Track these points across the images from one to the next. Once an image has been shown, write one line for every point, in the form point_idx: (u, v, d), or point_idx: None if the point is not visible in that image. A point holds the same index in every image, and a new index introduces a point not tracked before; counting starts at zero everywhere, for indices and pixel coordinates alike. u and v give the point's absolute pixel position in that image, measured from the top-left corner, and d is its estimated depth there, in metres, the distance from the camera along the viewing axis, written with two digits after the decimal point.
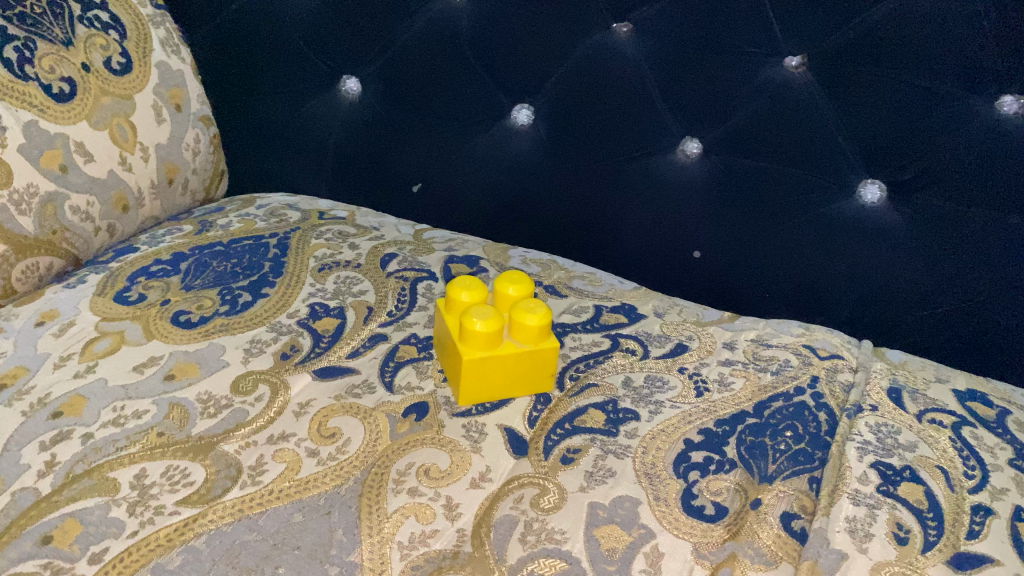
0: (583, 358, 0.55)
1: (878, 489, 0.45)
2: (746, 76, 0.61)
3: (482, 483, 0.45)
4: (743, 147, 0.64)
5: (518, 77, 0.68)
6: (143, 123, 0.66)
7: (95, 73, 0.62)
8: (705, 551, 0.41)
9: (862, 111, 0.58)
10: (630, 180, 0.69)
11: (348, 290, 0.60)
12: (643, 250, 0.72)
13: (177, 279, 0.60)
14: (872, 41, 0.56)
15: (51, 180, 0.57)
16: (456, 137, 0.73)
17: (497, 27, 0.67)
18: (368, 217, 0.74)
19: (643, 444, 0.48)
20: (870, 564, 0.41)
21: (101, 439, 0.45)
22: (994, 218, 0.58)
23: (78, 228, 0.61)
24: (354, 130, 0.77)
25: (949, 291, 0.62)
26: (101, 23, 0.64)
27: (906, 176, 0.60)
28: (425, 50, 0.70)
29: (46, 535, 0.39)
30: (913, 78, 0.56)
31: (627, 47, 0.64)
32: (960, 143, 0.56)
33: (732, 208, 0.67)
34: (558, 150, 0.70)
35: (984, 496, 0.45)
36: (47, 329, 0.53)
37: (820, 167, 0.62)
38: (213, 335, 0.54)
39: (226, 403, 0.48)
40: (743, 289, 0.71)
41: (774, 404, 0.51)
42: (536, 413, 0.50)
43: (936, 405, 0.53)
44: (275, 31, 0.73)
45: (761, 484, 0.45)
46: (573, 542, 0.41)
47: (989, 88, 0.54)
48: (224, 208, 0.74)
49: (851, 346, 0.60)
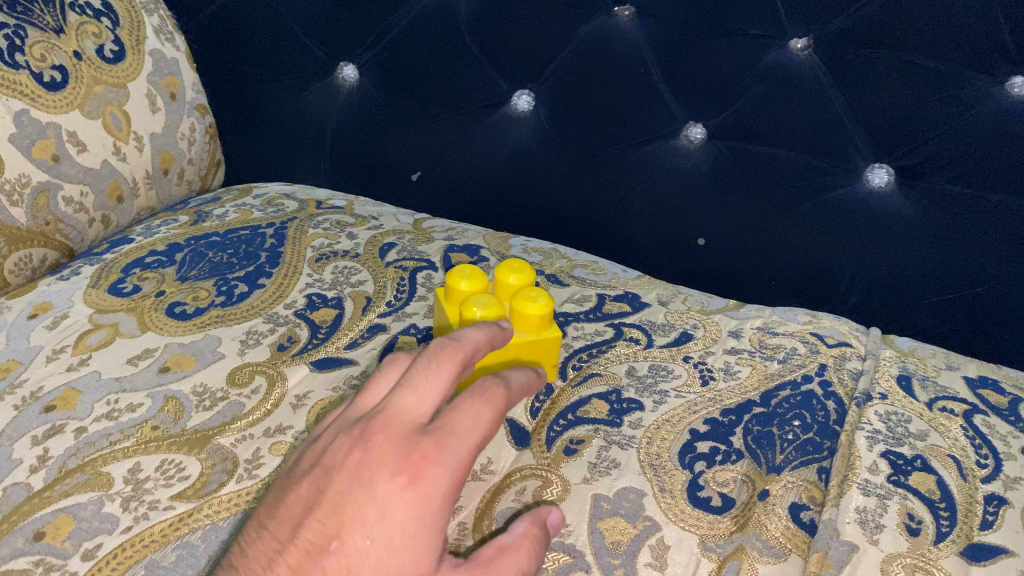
0: (586, 348, 0.54)
1: (889, 480, 0.44)
2: (750, 60, 0.60)
3: (483, 475, 0.44)
4: (746, 133, 0.63)
5: (518, 64, 0.67)
6: (137, 112, 0.65)
7: (87, 61, 0.61)
8: (712, 543, 0.40)
9: (869, 94, 0.57)
10: (632, 167, 0.68)
11: (346, 281, 0.59)
12: (647, 238, 0.71)
13: (173, 270, 0.59)
14: (878, 24, 0.55)
15: (43, 170, 0.56)
16: (456, 125, 0.72)
17: (496, 11, 0.65)
18: (367, 207, 0.73)
19: (648, 434, 0.46)
20: (881, 555, 0.40)
21: (94, 433, 0.44)
22: (1004, 203, 0.57)
23: (71, 219, 0.60)
24: (352, 118, 0.76)
25: (959, 277, 0.61)
26: (93, 10, 0.63)
27: (913, 161, 0.59)
28: (424, 36, 0.69)
29: (38, 531, 0.38)
30: (920, 60, 0.55)
31: (629, 31, 0.62)
32: (970, 125, 0.55)
33: (735, 194, 0.66)
34: (559, 137, 0.69)
35: (998, 485, 0.44)
36: (40, 322, 0.52)
37: (825, 151, 0.61)
38: (209, 327, 0.53)
39: (222, 396, 0.47)
40: (747, 277, 0.69)
41: (782, 393, 0.50)
42: (538, 404, 0.49)
43: (947, 393, 0.52)
44: (271, 18, 0.72)
45: (770, 475, 0.44)
46: (577, 535, 0.40)
47: (999, 69, 0.53)
48: (220, 198, 0.73)
49: (859, 334, 0.59)
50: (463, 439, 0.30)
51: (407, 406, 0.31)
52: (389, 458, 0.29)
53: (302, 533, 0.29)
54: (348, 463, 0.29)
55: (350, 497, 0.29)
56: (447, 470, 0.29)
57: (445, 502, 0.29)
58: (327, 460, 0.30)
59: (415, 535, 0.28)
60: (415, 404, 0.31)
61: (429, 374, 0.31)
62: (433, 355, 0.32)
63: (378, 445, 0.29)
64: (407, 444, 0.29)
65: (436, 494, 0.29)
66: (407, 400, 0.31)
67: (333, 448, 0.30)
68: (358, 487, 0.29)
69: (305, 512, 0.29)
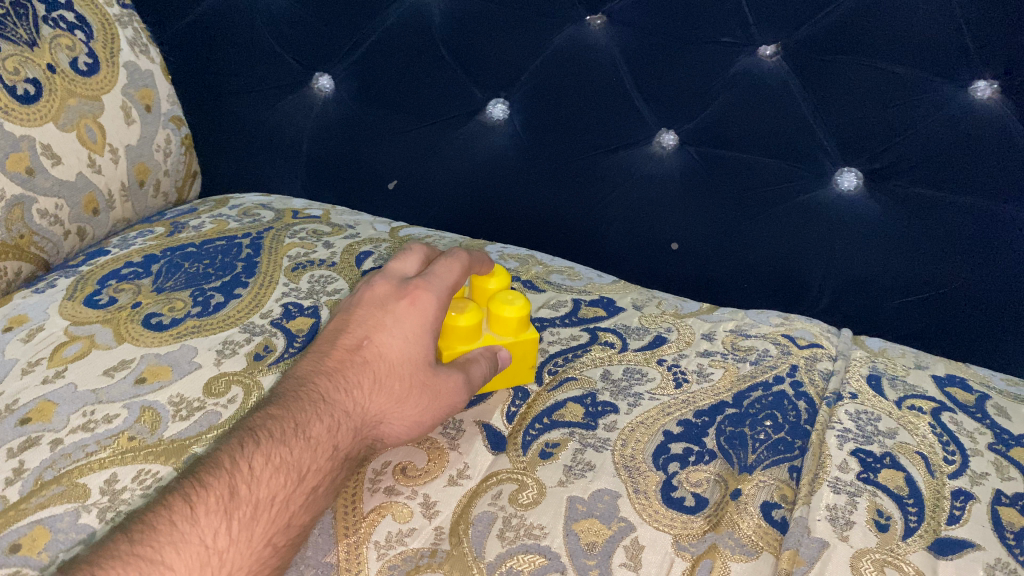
0: (562, 353, 0.55)
1: (859, 477, 0.45)
2: (721, 68, 0.61)
3: (460, 480, 0.44)
4: (718, 139, 0.64)
5: (492, 74, 0.68)
6: (112, 124, 0.65)
7: (61, 74, 0.61)
8: (685, 542, 0.41)
9: (838, 101, 0.58)
10: (607, 174, 0.69)
11: (323, 289, 0.60)
12: (620, 242, 0.72)
13: (149, 281, 0.59)
14: (845, 31, 0.56)
15: (17, 183, 0.56)
16: (431, 134, 0.73)
17: (470, 20, 0.66)
18: (343, 216, 0.73)
19: (623, 436, 0.47)
20: (851, 552, 0.40)
21: (70, 445, 0.44)
22: (970, 205, 0.58)
23: (47, 232, 0.60)
24: (328, 128, 0.76)
25: (928, 278, 0.62)
26: (66, 23, 0.63)
27: (879, 165, 0.60)
28: (398, 46, 0.69)
29: (14, 543, 0.39)
30: (886, 66, 0.56)
31: (601, 39, 0.63)
32: (936, 128, 0.56)
33: (708, 198, 0.66)
34: (534, 144, 0.70)
35: (964, 480, 0.45)
36: (15, 335, 0.52)
37: (795, 157, 0.62)
38: (185, 337, 0.53)
39: (199, 405, 0.47)
40: (722, 281, 0.70)
41: (754, 393, 0.51)
42: (514, 409, 0.49)
43: (916, 391, 0.53)
44: (246, 30, 0.73)
45: (742, 475, 0.45)
46: (552, 537, 0.41)
47: (962, 75, 0.54)
48: (197, 209, 0.73)
49: (830, 335, 0.60)
50: (442, 277, 0.50)
51: (396, 270, 0.52)
52: (395, 295, 0.49)
53: (345, 339, 0.48)
54: (368, 300, 0.50)
55: (374, 316, 0.48)
56: (432, 294, 0.48)
57: (436, 312, 0.48)
58: (354, 301, 0.50)
59: (421, 330, 0.47)
60: (403, 271, 0.52)
61: (407, 257, 0.53)
62: (406, 249, 0.54)
63: (384, 289, 0.50)
64: (404, 286, 0.50)
65: (429, 305, 0.48)
66: (396, 267, 0.52)
67: (356, 297, 0.51)
68: (378, 311, 0.49)
69: (343, 332, 0.48)
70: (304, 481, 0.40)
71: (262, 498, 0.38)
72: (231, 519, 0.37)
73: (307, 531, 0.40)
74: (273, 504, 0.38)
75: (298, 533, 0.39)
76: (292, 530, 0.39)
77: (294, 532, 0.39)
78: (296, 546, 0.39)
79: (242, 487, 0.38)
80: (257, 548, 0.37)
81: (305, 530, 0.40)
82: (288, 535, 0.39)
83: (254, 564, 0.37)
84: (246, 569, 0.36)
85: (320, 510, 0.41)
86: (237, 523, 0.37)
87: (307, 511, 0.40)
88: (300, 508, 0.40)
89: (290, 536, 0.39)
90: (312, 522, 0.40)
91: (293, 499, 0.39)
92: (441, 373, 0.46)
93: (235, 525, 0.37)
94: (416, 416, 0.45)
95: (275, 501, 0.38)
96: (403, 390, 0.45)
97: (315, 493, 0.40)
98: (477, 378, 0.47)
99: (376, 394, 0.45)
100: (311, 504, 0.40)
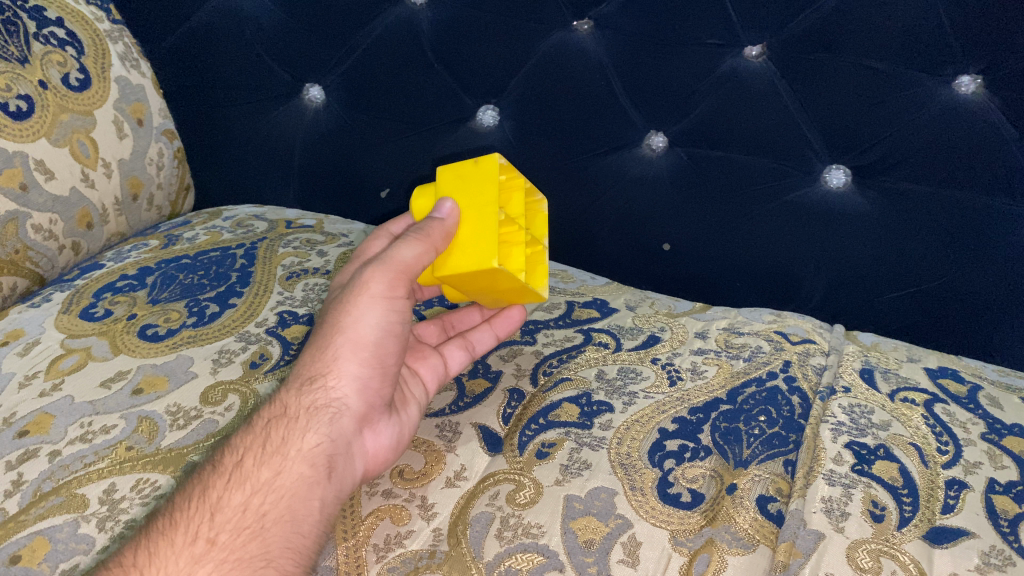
0: (557, 353, 0.55)
1: (853, 469, 0.45)
2: (708, 69, 0.61)
3: (458, 481, 0.45)
4: (706, 140, 0.64)
5: (481, 83, 0.69)
6: (104, 139, 0.65)
7: (53, 89, 0.61)
8: (683, 538, 0.41)
9: (825, 99, 0.59)
10: (599, 178, 0.70)
11: (318, 297, 0.60)
12: (612, 244, 0.72)
13: (144, 293, 0.59)
14: (827, 29, 0.56)
15: (12, 199, 0.57)
16: (421, 141, 0.73)
17: (458, 28, 0.66)
18: (337, 224, 0.74)
19: (618, 435, 0.47)
20: (847, 542, 0.41)
21: (69, 456, 0.44)
22: (957, 198, 0.58)
23: (41, 247, 0.60)
24: (319, 138, 0.76)
25: (917, 272, 0.62)
26: (57, 40, 0.63)
27: (866, 163, 0.61)
28: (386, 54, 0.70)
29: (13, 554, 0.39)
30: (869, 62, 0.56)
31: (588, 44, 0.64)
32: (923, 123, 0.57)
33: (698, 198, 0.67)
34: (525, 149, 0.70)
35: (958, 470, 0.45)
36: (11, 349, 0.53)
37: (784, 155, 0.63)
38: (181, 348, 0.53)
39: (196, 414, 0.48)
40: (713, 281, 0.70)
41: (748, 389, 0.51)
42: (510, 410, 0.50)
43: (909, 384, 0.53)
44: (235, 45, 0.73)
45: (737, 469, 0.45)
46: (550, 536, 0.41)
47: (946, 70, 0.55)
48: (191, 222, 0.73)
49: (823, 330, 0.60)
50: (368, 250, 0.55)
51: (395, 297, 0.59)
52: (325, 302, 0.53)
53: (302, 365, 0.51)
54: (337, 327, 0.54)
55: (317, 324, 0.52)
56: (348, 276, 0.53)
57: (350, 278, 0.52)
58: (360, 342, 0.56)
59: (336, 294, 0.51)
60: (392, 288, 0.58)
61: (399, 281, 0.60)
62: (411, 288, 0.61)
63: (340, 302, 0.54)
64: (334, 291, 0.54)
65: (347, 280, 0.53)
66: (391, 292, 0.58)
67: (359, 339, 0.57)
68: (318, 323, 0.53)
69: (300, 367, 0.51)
70: (225, 465, 0.41)
71: (181, 505, 0.39)
72: (147, 534, 0.38)
73: (258, 505, 0.40)
74: (192, 504, 0.39)
75: (244, 511, 0.40)
76: (233, 514, 0.40)
77: (237, 513, 0.40)
78: (249, 521, 0.39)
79: (162, 506, 0.40)
80: (186, 544, 0.38)
81: (253, 506, 0.40)
82: (228, 517, 0.39)
83: (188, 561, 0.37)
84: (176, 567, 0.37)
85: (262, 481, 0.41)
86: (155, 538, 0.38)
87: (240, 489, 0.40)
88: (225, 489, 0.40)
89: (234, 518, 0.39)
90: (261, 493, 0.41)
91: (215, 484, 0.40)
92: (342, 297, 0.48)
93: (152, 539, 0.38)
94: (336, 340, 0.47)
95: (195, 495, 0.40)
96: (319, 335, 0.48)
97: (242, 468, 0.41)
98: (400, 260, 0.47)
99: (302, 358, 0.47)
100: (243, 479, 0.41)
